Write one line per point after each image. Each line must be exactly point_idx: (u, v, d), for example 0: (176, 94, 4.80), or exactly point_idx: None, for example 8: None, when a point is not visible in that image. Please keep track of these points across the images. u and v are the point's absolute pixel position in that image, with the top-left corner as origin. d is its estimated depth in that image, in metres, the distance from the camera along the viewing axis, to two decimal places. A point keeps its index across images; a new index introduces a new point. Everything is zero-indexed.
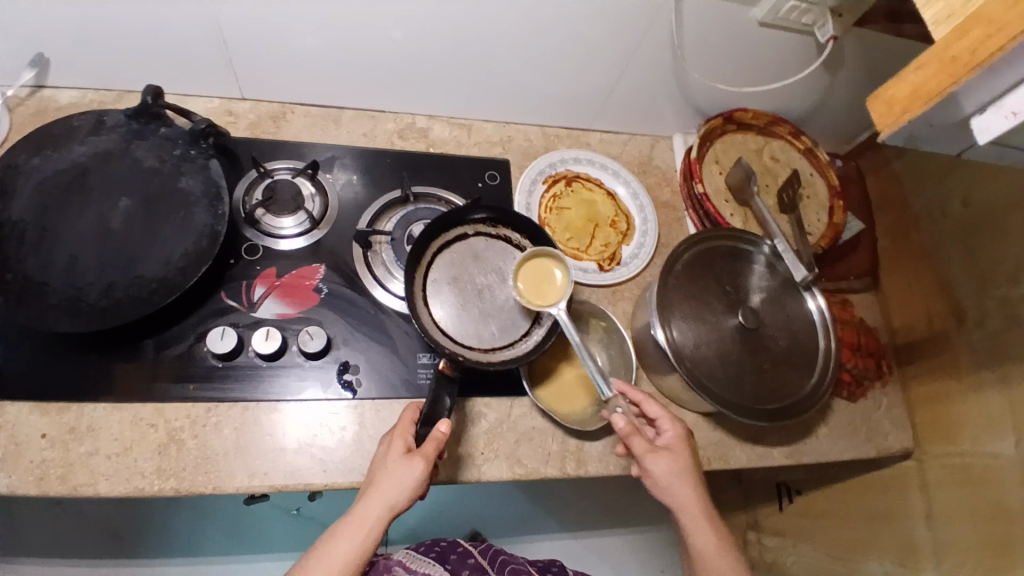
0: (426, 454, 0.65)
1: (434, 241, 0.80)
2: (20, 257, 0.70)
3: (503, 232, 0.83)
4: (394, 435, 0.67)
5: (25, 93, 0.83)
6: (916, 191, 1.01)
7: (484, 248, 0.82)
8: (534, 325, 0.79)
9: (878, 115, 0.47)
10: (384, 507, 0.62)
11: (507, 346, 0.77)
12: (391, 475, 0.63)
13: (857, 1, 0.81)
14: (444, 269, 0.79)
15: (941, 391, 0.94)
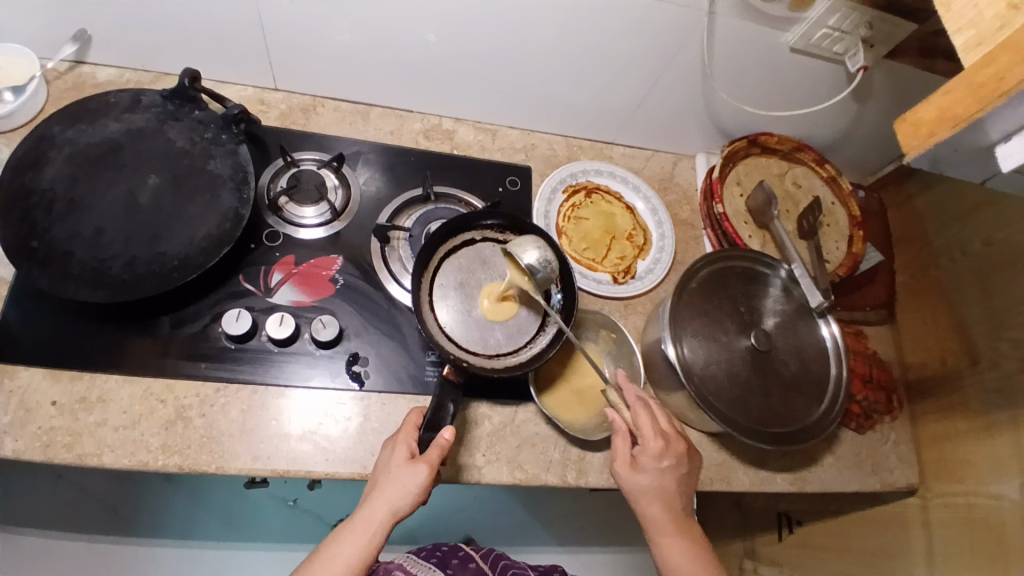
0: (431, 461, 0.66)
1: (442, 244, 0.80)
2: (47, 225, 0.71)
3: (512, 238, 0.82)
4: (398, 440, 0.68)
5: (64, 68, 0.85)
6: (938, 227, 1.01)
7: (493, 253, 0.81)
8: (541, 331, 0.78)
9: (903, 138, 0.47)
10: (388, 513, 0.63)
11: (512, 352, 0.76)
12: (396, 481, 0.64)
13: (891, 32, 0.81)
14: (451, 274, 0.79)
15: (950, 431, 0.93)
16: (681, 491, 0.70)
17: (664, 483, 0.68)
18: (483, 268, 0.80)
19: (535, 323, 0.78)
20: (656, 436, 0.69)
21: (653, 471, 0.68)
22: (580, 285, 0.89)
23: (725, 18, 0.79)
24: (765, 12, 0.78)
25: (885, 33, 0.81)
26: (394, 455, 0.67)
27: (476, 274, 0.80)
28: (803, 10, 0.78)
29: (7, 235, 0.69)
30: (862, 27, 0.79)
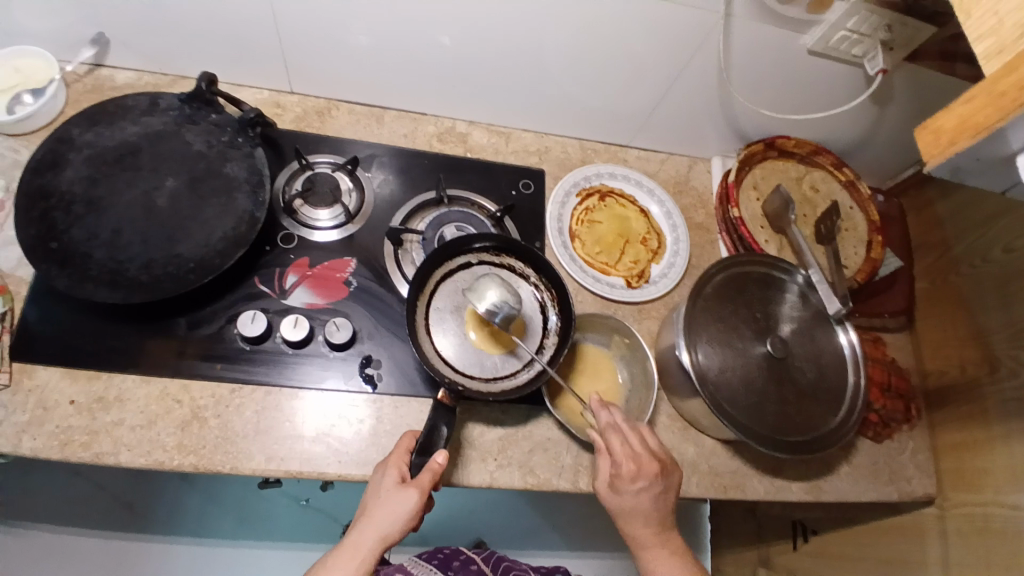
0: (421, 487, 0.65)
1: (436, 269, 0.79)
2: (67, 226, 0.72)
3: (508, 261, 0.82)
4: (388, 464, 0.67)
5: (84, 70, 0.86)
6: (958, 232, 0.99)
7: (489, 275, 0.81)
8: (536, 355, 0.79)
9: (924, 145, 0.46)
10: (376, 539, 0.63)
11: (507, 376, 0.77)
12: (384, 507, 0.64)
13: (911, 35, 0.80)
14: (448, 298, 0.79)
15: (968, 440, 0.91)
16: (664, 508, 0.69)
17: (640, 504, 0.68)
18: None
19: (530, 347, 0.79)
20: (625, 460, 0.68)
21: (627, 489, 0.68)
22: (594, 289, 0.89)
23: (742, 21, 0.78)
24: (783, 15, 0.77)
25: (906, 36, 0.80)
26: (385, 479, 0.66)
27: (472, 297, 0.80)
28: (821, 12, 0.77)
29: (27, 236, 0.70)
30: (881, 30, 0.78)
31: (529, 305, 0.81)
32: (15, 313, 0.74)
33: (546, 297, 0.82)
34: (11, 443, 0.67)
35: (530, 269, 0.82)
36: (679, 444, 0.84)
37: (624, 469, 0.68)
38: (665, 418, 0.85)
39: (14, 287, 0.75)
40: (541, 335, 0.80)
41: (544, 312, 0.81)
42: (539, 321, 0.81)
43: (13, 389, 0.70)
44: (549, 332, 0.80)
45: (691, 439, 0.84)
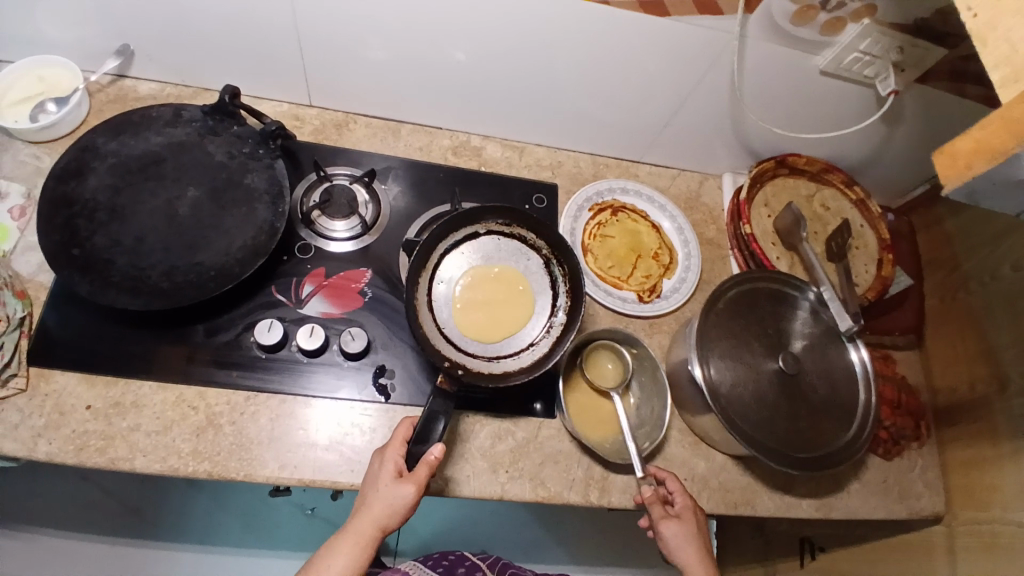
0: (419, 480, 0.66)
1: (441, 241, 0.80)
2: (89, 233, 0.73)
3: (518, 232, 0.83)
4: (387, 453, 0.68)
5: (107, 81, 0.88)
6: (968, 253, 0.99)
7: (497, 248, 0.82)
8: (543, 334, 0.79)
9: (941, 169, 0.46)
10: (375, 529, 0.66)
11: (511, 355, 0.78)
12: (382, 498, 0.66)
13: (922, 57, 0.81)
14: (452, 270, 0.80)
15: (978, 458, 0.91)
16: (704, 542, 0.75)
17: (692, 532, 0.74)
18: (483, 264, 0.81)
19: (539, 324, 0.80)
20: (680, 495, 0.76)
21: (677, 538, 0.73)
22: (605, 302, 0.90)
23: (757, 42, 0.80)
24: (797, 37, 0.79)
25: (917, 58, 0.81)
26: (383, 471, 0.67)
27: (471, 271, 0.80)
28: (835, 34, 0.78)
29: (50, 242, 0.72)
30: (893, 52, 0.80)
31: (537, 278, 0.82)
32: (34, 318, 0.75)
33: (557, 273, 0.82)
34: (27, 447, 0.68)
35: (541, 242, 0.83)
36: (690, 459, 0.84)
37: (671, 525, 0.73)
38: (676, 432, 0.85)
39: (34, 292, 0.76)
40: (550, 311, 0.81)
41: (553, 286, 0.82)
42: (546, 295, 0.81)
43: (31, 393, 0.71)
44: (558, 309, 0.80)
45: (701, 455, 0.85)
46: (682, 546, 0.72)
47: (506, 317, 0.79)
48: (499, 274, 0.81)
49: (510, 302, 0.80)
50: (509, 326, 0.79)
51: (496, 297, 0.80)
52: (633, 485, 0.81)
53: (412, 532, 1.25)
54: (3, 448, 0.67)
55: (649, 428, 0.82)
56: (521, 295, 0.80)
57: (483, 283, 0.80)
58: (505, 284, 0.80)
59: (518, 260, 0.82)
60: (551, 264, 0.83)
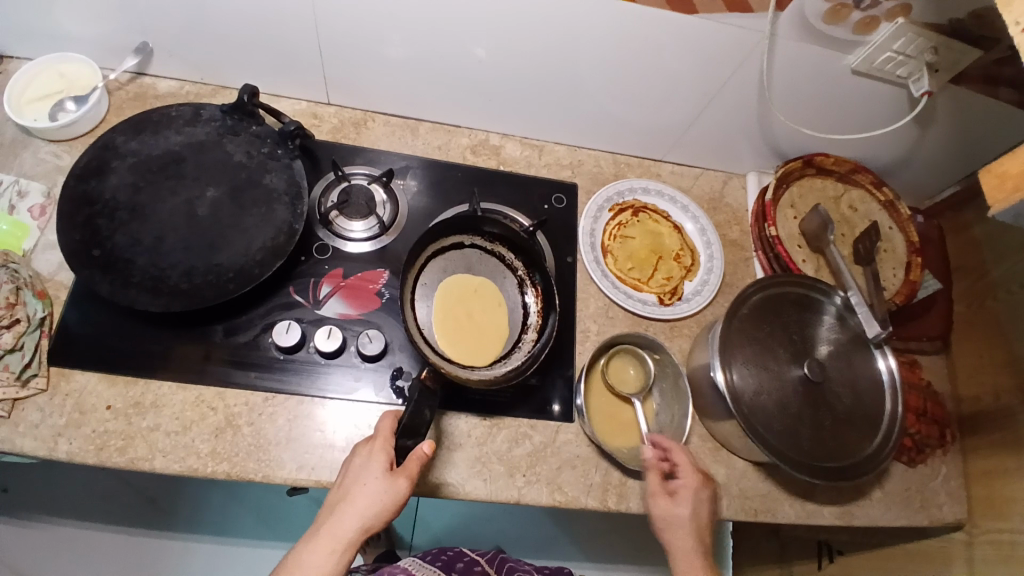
0: (410, 475, 0.64)
1: (429, 244, 0.82)
2: (109, 233, 0.73)
3: (499, 250, 0.86)
4: (377, 444, 0.66)
5: (127, 78, 0.88)
6: (997, 259, 0.96)
7: (479, 262, 0.85)
8: (515, 348, 0.81)
9: (989, 190, 0.42)
10: (359, 528, 0.62)
11: (484, 367, 0.78)
12: (369, 493, 0.63)
13: (958, 58, 0.78)
14: (436, 273, 0.82)
15: (1001, 468, 0.88)
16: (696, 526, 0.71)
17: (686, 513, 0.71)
18: (465, 274, 0.83)
19: (509, 340, 0.81)
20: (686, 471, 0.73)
21: (681, 518, 0.70)
22: (625, 305, 0.89)
23: (785, 40, 0.78)
24: (828, 35, 0.76)
25: (952, 59, 0.78)
26: (373, 463, 0.64)
27: (452, 281, 0.82)
28: (867, 33, 0.76)
29: (71, 241, 0.72)
30: (927, 52, 0.77)
31: (511, 296, 0.84)
32: (55, 317, 0.75)
33: (529, 293, 0.85)
34: (48, 446, 0.68)
35: (519, 262, 0.86)
36: (710, 465, 0.83)
37: (682, 501, 0.71)
38: (696, 438, 0.84)
39: (54, 291, 0.77)
40: (520, 330, 0.82)
41: (525, 306, 0.84)
42: (518, 313, 0.83)
43: (52, 392, 0.71)
44: (528, 327, 0.82)
45: (722, 461, 0.84)
46: (681, 524, 0.70)
47: (483, 329, 0.80)
48: (478, 288, 0.83)
49: (486, 317, 0.81)
50: (485, 340, 0.80)
51: (473, 311, 0.81)
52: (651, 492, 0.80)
53: (426, 527, 1.26)
54: (24, 446, 0.68)
55: (669, 435, 0.80)
56: (496, 309, 0.82)
57: (464, 295, 0.82)
58: (483, 299, 0.82)
59: (495, 278, 0.85)
60: (524, 284, 0.85)
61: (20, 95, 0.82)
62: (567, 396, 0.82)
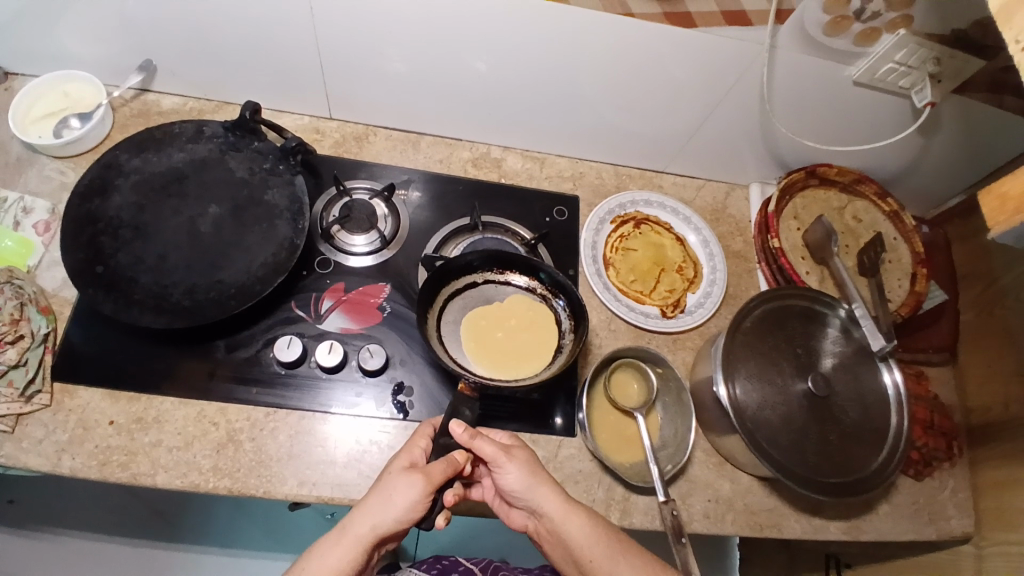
0: (428, 471, 0.63)
1: (445, 287, 0.81)
2: (113, 250, 0.74)
3: (513, 278, 0.84)
4: (405, 449, 0.68)
5: (131, 95, 0.89)
6: (1006, 267, 0.95)
7: (497, 292, 0.83)
8: (558, 353, 0.79)
9: (990, 212, 0.40)
10: (371, 524, 0.60)
11: (528, 375, 0.76)
12: (388, 491, 0.62)
13: (961, 68, 0.77)
14: (458, 311, 0.81)
15: (1010, 479, 0.87)
16: (555, 489, 0.68)
17: (536, 473, 0.68)
18: (486, 301, 0.82)
19: (549, 349, 0.79)
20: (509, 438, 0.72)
21: (519, 477, 0.67)
22: (627, 318, 0.88)
23: (786, 53, 0.78)
24: (829, 47, 0.76)
25: (954, 69, 0.78)
26: (396, 464, 0.66)
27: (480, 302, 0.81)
28: (869, 44, 0.75)
29: (74, 259, 0.72)
30: (929, 63, 0.76)
31: (540, 308, 0.82)
32: (59, 333, 0.76)
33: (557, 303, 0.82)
34: (51, 462, 0.69)
35: (534, 281, 0.83)
36: (715, 480, 0.83)
37: (516, 458, 0.68)
38: (700, 453, 0.84)
39: (58, 307, 0.77)
40: (558, 337, 0.80)
41: (557, 316, 0.81)
42: (552, 323, 0.81)
43: (55, 408, 0.72)
44: (565, 331, 0.80)
45: (727, 476, 0.83)
46: (536, 486, 0.67)
47: (518, 343, 0.79)
48: (507, 303, 0.81)
49: (522, 329, 0.80)
50: (527, 350, 0.78)
51: (508, 323, 0.80)
52: (655, 507, 0.79)
53: (431, 541, 1.25)
54: (27, 463, 0.68)
55: (673, 450, 0.80)
56: (530, 320, 0.80)
57: (492, 313, 0.81)
58: (511, 314, 0.81)
59: (517, 296, 0.82)
60: (549, 298, 0.82)
61: (26, 112, 0.83)
62: (569, 410, 0.82)
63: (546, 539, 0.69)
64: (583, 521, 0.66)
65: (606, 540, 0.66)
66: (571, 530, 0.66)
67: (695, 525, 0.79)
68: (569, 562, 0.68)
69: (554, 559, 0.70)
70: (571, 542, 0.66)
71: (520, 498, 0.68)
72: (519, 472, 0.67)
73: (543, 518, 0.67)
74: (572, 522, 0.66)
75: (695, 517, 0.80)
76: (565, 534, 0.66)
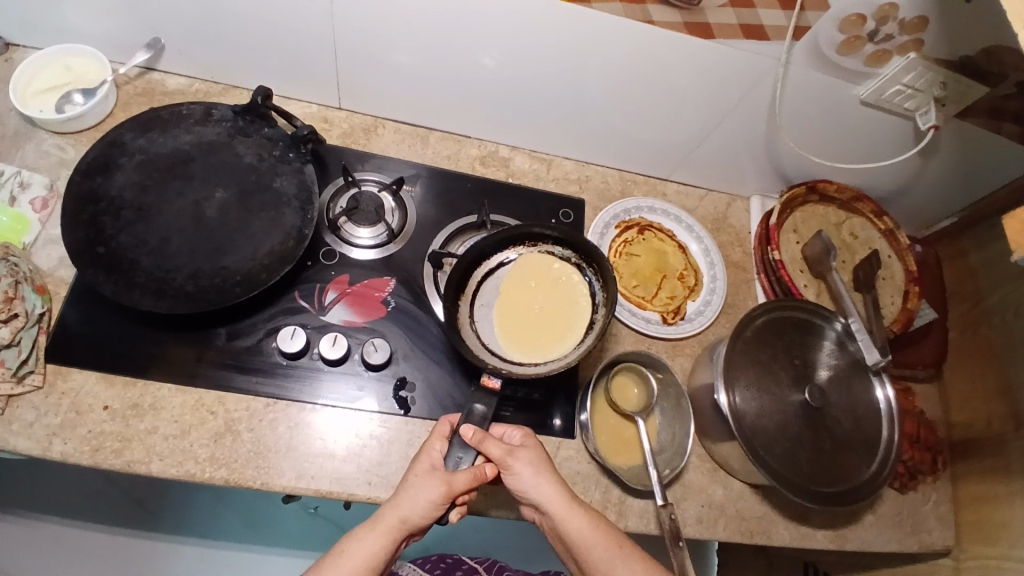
0: (452, 477, 0.65)
1: (476, 269, 0.80)
2: (114, 231, 0.72)
3: (546, 248, 0.82)
4: (423, 451, 0.68)
5: (135, 73, 0.87)
6: (993, 288, 0.98)
7: (531, 260, 0.81)
8: (589, 331, 0.77)
9: (1011, 235, 0.41)
10: (397, 522, 0.63)
11: (557, 357, 0.75)
12: (413, 492, 0.64)
13: (964, 94, 0.80)
14: (492, 292, 0.80)
15: (989, 495, 0.90)
16: (561, 490, 0.68)
17: (541, 474, 0.68)
18: (517, 273, 0.80)
19: (581, 326, 0.78)
20: (521, 438, 0.72)
21: (526, 476, 0.67)
22: (628, 322, 0.89)
23: (799, 69, 0.79)
24: (842, 66, 0.78)
25: (959, 94, 0.80)
26: (419, 466, 0.67)
27: (513, 274, 0.80)
28: (879, 65, 0.77)
29: (75, 239, 0.70)
30: (936, 86, 0.79)
31: (575, 279, 0.81)
32: (53, 313, 0.74)
33: (592, 275, 0.81)
34: (41, 446, 0.67)
35: (569, 251, 0.82)
36: (708, 486, 0.84)
37: (522, 458, 0.68)
38: (695, 458, 0.85)
39: (53, 287, 0.75)
40: (591, 311, 0.79)
41: (591, 288, 0.80)
42: (586, 296, 0.79)
43: (47, 391, 0.70)
44: (598, 306, 0.79)
45: (720, 482, 0.85)
46: (541, 484, 0.67)
47: (550, 320, 0.78)
48: (538, 275, 0.80)
49: (554, 305, 0.79)
50: (558, 327, 0.77)
51: (540, 299, 0.79)
52: (649, 511, 0.80)
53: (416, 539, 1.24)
54: (17, 446, 0.66)
55: (670, 454, 0.81)
56: (563, 294, 0.79)
57: (524, 288, 0.79)
58: (543, 287, 0.80)
59: (551, 267, 0.81)
60: (583, 269, 0.81)
61: (26, 85, 0.81)
62: (568, 412, 0.82)
63: (552, 538, 0.70)
64: (586, 522, 0.67)
65: (609, 541, 0.67)
66: (572, 530, 0.66)
67: (688, 530, 0.80)
68: (573, 559, 0.69)
69: (561, 554, 0.71)
70: (573, 542, 0.66)
71: (524, 496, 0.68)
72: (524, 471, 0.68)
73: (545, 515, 0.68)
74: (574, 524, 0.66)
75: (688, 522, 0.81)
76: (567, 534, 0.66)
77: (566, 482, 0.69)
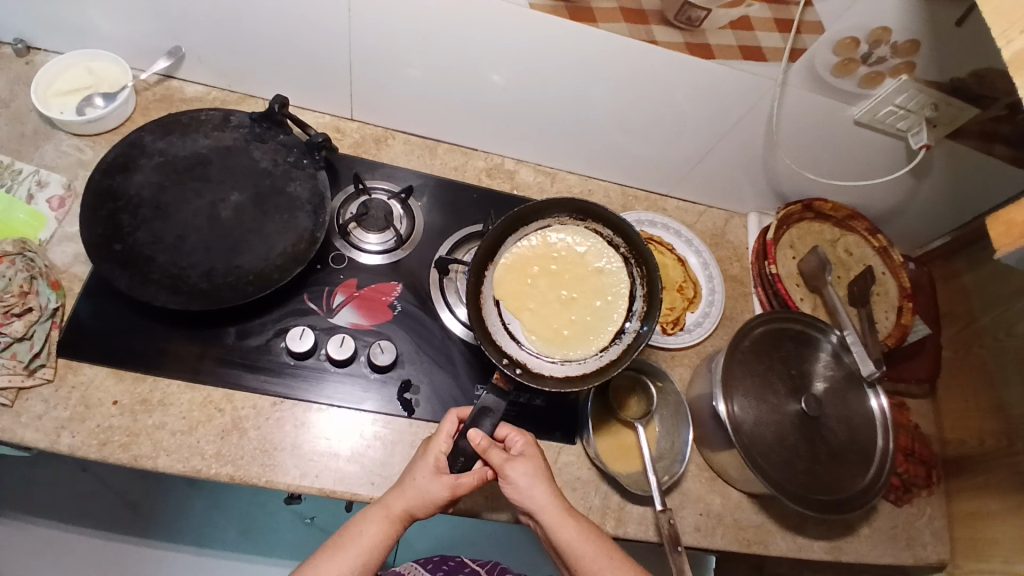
0: (456, 483, 0.66)
1: (510, 235, 0.80)
2: (132, 228, 0.74)
3: (594, 227, 0.82)
4: (429, 447, 0.69)
5: (154, 80, 0.90)
6: (985, 307, 1.00)
7: (574, 242, 0.81)
8: (616, 339, 0.78)
9: (996, 236, 0.44)
10: (405, 513, 0.66)
11: (580, 360, 0.76)
12: (419, 486, 0.66)
13: (954, 116, 0.83)
14: (523, 267, 0.79)
15: (983, 510, 0.91)
16: (557, 499, 0.69)
17: (539, 481, 0.69)
18: (560, 257, 0.80)
19: (609, 329, 0.78)
20: (523, 446, 0.72)
21: (525, 483, 0.68)
22: None
23: (796, 89, 0.82)
24: (837, 87, 0.81)
25: (950, 116, 0.84)
26: (425, 463, 0.68)
27: (552, 256, 0.80)
28: (872, 87, 0.80)
29: (93, 235, 0.73)
30: (927, 108, 0.82)
31: (619, 273, 0.81)
32: (66, 308, 0.75)
33: (636, 275, 0.81)
34: (49, 438, 0.68)
35: (620, 240, 0.82)
36: (706, 494, 0.85)
37: (521, 467, 0.69)
38: (694, 467, 0.86)
39: (67, 283, 0.77)
40: (624, 318, 0.79)
41: (634, 288, 0.80)
42: (621, 293, 0.80)
43: (58, 384, 0.71)
44: (632, 316, 0.79)
45: (718, 491, 0.86)
46: (539, 492, 0.68)
47: (580, 315, 0.78)
48: (579, 263, 0.80)
49: (587, 297, 0.79)
50: (589, 323, 0.78)
51: (575, 290, 0.79)
52: (648, 517, 0.81)
53: (409, 549, 1.24)
54: (24, 438, 0.67)
55: (669, 461, 0.83)
56: (597, 283, 0.80)
57: (562, 274, 0.79)
58: (582, 278, 0.80)
59: (596, 254, 0.81)
60: (629, 265, 0.81)
61: (48, 86, 0.83)
62: (568, 420, 0.84)
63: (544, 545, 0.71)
64: (579, 530, 0.68)
65: (601, 550, 0.68)
66: (564, 537, 0.67)
67: (686, 538, 0.81)
68: (563, 565, 0.70)
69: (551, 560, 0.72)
70: (565, 549, 0.67)
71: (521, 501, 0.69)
72: (523, 478, 0.68)
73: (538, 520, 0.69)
74: (567, 531, 0.67)
75: (687, 530, 0.82)
76: (560, 542, 0.67)
77: (563, 491, 0.70)
